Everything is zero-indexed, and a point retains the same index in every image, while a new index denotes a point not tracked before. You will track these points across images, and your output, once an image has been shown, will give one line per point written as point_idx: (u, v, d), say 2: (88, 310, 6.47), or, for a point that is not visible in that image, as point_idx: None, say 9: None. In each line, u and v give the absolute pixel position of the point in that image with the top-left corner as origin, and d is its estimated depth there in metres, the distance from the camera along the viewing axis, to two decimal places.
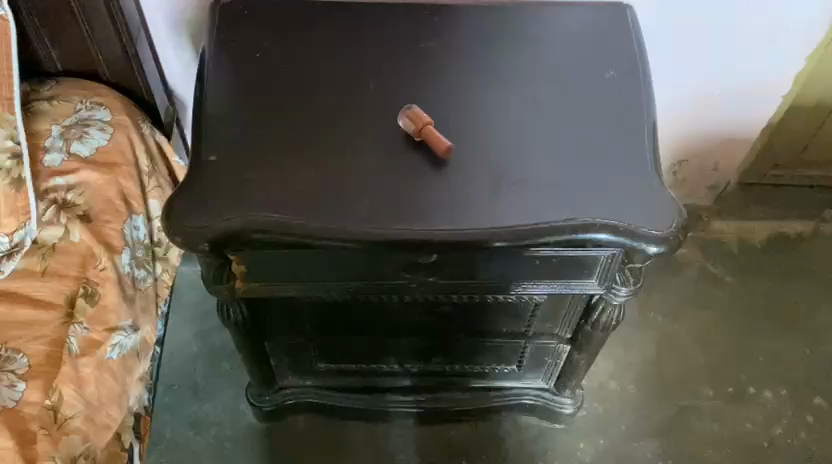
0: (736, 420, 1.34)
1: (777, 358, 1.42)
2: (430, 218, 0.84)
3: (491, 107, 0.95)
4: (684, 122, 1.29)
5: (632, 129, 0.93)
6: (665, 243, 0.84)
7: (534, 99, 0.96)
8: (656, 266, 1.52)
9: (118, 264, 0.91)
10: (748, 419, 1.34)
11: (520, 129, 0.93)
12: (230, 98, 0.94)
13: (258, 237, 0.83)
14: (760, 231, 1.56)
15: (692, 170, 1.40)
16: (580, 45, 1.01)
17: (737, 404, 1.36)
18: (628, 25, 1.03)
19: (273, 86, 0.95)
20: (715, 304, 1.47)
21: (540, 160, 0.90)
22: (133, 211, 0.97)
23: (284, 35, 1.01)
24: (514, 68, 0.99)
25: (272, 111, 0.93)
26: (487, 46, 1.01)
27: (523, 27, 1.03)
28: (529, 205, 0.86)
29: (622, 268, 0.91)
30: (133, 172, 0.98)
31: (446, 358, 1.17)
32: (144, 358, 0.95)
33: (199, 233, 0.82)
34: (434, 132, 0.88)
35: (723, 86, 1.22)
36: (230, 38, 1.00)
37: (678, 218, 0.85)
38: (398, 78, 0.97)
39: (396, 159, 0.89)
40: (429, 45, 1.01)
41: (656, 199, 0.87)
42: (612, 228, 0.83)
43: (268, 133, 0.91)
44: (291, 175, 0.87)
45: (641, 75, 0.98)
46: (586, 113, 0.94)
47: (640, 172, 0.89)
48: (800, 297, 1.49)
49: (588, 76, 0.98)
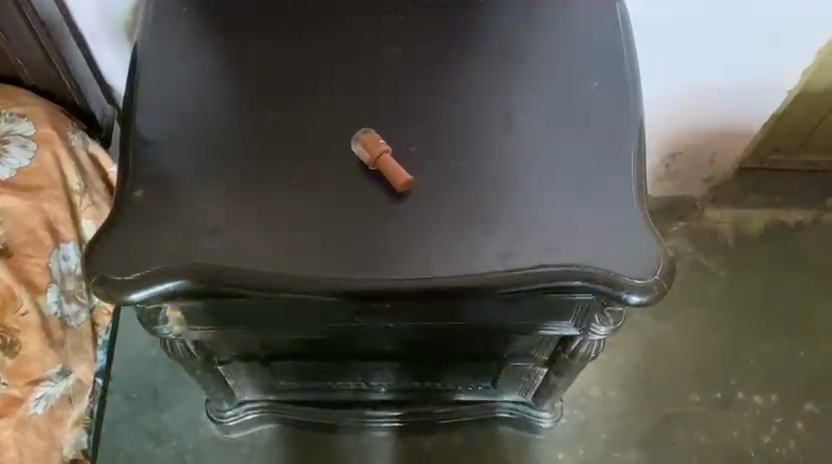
0: (724, 428, 1.28)
1: (770, 360, 1.35)
2: (385, 265, 0.75)
3: (459, 124, 0.83)
4: (679, 119, 1.18)
5: (616, 152, 0.82)
6: (648, 292, 0.75)
7: (508, 114, 0.84)
8: None
9: (42, 306, 0.83)
10: (735, 428, 1.28)
11: (489, 151, 0.81)
12: (161, 119, 0.83)
13: (190, 287, 0.74)
14: (757, 219, 1.47)
15: (687, 163, 1.29)
16: (563, 44, 0.88)
17: (725, 412, 1.30)
18: (618, 20, 0.90)
19: (210, 100, 0.83)
20: (707, 302, 1.39)
21: (513, 191, 0.79)
22: (62, 238, 0.88)
23: (224, 32, 0.88)
24: (485, 74, 0.86)
25: (209, 133, 0.82)
26: (456, 45, 0.88)
27: (499, 19, 0.89)
28: (496, 249, 0.76)
29: (603, 311, 0.82)
30: (60, 194, 0.88)
31: (416, 376, 1.10)
32: (79, 403, 0.88)
33: (125, 285, 0.73)
34: (391, 163, 0.78)
35: (724, 81, 1.10)
36: (163, 39, 0.87)
37: (662, 261, 0.76)
38: (354, 89, 0.85)
39: (348, 192, 0.79)
40: (391, 48, 0.88)
41: (639, 240, 0.77)
42: (588, 276, 0.75)
43: (204, 160, 0.80)
44: (229, 212, 0.77)
45: (631, 85, 0.86)
46: (566, 133, 0.83)
47: (623, 208, 0.79)
48: (797, 293, 1.41)
49: (570, 84, 0.86)
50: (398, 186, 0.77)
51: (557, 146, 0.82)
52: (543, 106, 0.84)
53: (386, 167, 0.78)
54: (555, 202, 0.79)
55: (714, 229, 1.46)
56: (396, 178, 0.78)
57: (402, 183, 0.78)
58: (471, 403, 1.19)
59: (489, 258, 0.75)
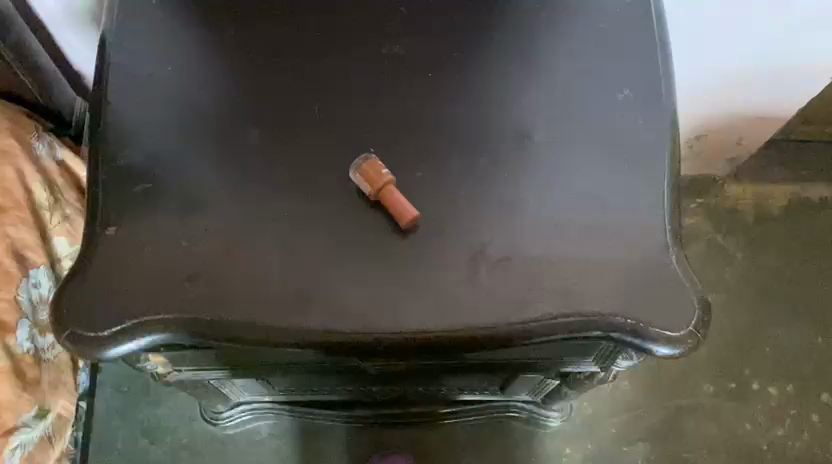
0: (736, 421, 1.24)
1: (786, 348, 1.29)
2: (388, 315, 0.65)
3: (471, 141, 0.73)
4: (707, 103, 1.08)
5: (649, 176, 0.73)
6: (681, 345, 0.66)
7: (525, 130, 0.74)
8: None
9: (11, 345, 0.76)
10: (749, 419, 1.24)
11: (506, 174, 0.72)
12: (136, 139, 0.73)
13: (174, 341, 0.66)
14: (779, 196, 1.39)
15: (711, 145, 1.20)
16: (589, 47, 0.78)
17: (738, 403, 1.25)
18: (653, 17, 0.79)
19: (190, 117, 0.74)
20: (722, 286, 1.33)
21: (531, 223, 0.70)
22: (31, 264, 0.79)
23: (205, 35, 0.77)
24: (502, 82, 0.76)
25: (189, 156, 0.72)
26: (469, 48, 0.77)
27: (517, 18, 0.79)
28: (514, 295, 0.67)
29: (628, 351, 0.74)
30: (26, 215, 0.80)
31: (420, 385, 1.04)
32: (62, 439, 0.82)
33: (98, 340, 0.65)
34: (396, 195, 0.69)
35: (759, 68, 1.00)
36: (136, 44, 0.77)
37: (699, 311, 0.67)
38: (351, 102, 0.75)
39: (345, 230, 0.69)
40: (393, 51, 0.77)
41: (672, 280, 0.68)
42: (614, 326, 0.66)
43: (183, 189, 0.71)
44: (209, 254, 0.67)
45: (665, 98, 0.76)
46: (591, 153, 0.73)
47: (655, 244, 0.69)
48: (818, 276, 1.34)
49: (596, 95, 0.76)
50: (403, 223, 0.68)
51: (581, 169, 0.72)
52: (566, 120, 0.74)
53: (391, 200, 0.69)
54: (579, 237, 0.69)
55: (733, 207, 1.38)
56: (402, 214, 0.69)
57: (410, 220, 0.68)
58: (476, 403, 1.13)
59: (506, 306, 0.66)
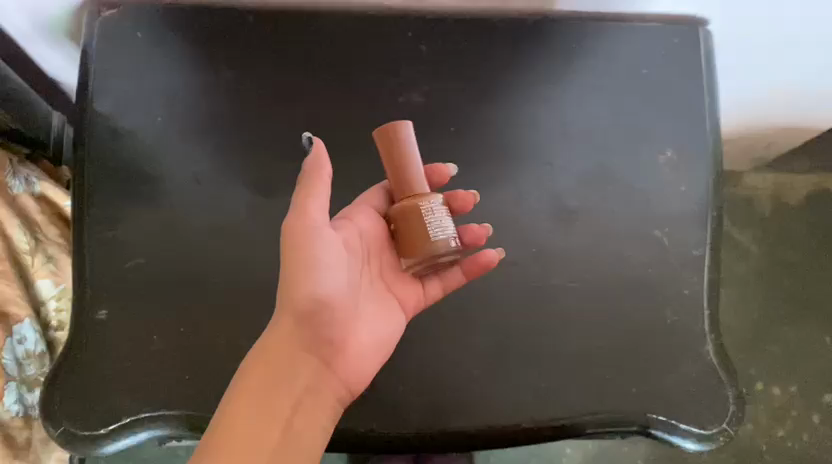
0: (775, 422, 1.20)
1: (803, 341, 1.25)
2: (407, 411, 0.62)
3: (499, 210, 0.68)
4: (751, 117, 0.98)
5: (688, 254, 0.68)
6: (711, 443, 0.64)
7: (558, 199, 0.68)
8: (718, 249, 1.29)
9: None
10: (775, 426, 1.20)
11: (536, 251, 0.67)
12: (125, 201, 0.66)
13: (171, 435, 0.61)
14: (789, 194, 1.31)
15: (741, 144, 1.08)
16: (629, 97, 0.71)
17: (761, 405, 1.21)
18: (703, 69, 0.72)
19: (185, 176, 0.67)
20: (807, 333, 1.25)
21: (562, 309, 0.65)
22: (15, 319, 0.73)
23: (199, 79, 0.68)
24: (534, 142, 0.69)
25: (188, 221, 0.65)
26: (500, 100, 0.70)
27: (549, 57, 0.71)
28: (544, 393, 0.63)
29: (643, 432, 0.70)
30: (5, 267, 0.73)
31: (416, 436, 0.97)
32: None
33: (92, 440, 0.60)
34: (472, 233, 0.62)
35: (803, 92, 0.91)
36: (122, 89, 0.68)
37: (732, 406, 0.65)
38: (366, 163, 0.68)
39: (424, 238, 0.57)
40: (411, 98, 0.69)
41: (708, 376, 0.65)
42: (644, 421, 0.63)
43: (180, 265, 0.64)
44: (213, 345, 0.62)
45: (707, 160, 0.70)
46: (627, 228, 0.68)
47: (691, 334, 0.66)
48: (790, 318, 1.26)
49: (634, 157, 0.69)
50: (496, 263, 0.62)
51: (617, 246, 0.67)
52: (601, 188, 0.68)
53: (454, 199, 0.62)
54: (613, 328, 0.65)
55: (763, 218, 1.31)
56: (473, 233, 0.62)
57: (495, 258, 0.62)
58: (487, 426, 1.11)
59: (533, 403, 0.63)
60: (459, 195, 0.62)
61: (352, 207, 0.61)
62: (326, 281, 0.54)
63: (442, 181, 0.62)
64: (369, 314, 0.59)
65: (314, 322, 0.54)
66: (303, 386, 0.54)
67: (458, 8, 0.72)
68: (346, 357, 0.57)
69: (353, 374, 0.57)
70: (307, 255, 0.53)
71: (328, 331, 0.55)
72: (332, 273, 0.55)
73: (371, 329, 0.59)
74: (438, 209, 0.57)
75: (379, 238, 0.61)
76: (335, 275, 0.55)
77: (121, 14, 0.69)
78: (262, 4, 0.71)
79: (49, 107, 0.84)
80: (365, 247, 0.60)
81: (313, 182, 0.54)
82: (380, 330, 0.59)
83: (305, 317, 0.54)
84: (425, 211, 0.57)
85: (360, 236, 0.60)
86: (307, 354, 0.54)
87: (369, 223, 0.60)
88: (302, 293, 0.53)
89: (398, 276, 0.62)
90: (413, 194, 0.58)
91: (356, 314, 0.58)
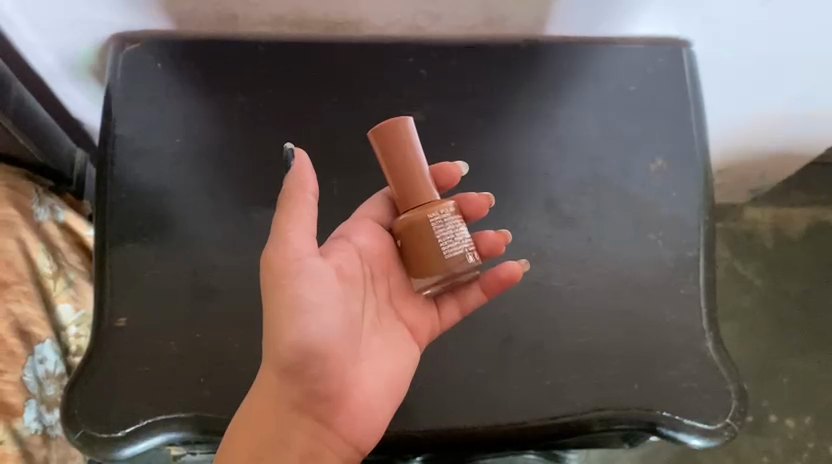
0: (792, 455, 1.17)
1: (816, 371, 1.23)
2: (415, 410, 0.63)
3: (500, 216, 0.70)
4: (742, 141, 1.01)
5: (681, 255, 0.71)
6: (716, 438, 0.65)
7: (555, 205, 0.71)
8: (723, 281, 1.29)
9: (18, 430, 0.73)
10: (791, 458, 1.17)
11: (536, 254, 0.69)
12: (143, 215, 0.70)
13: (186, 438, 0.63)
14: (788, 229, 1.33)
15: (733, 173, 1.12)
16: (621, 112, 0.75)
17: (778, 438, 1.18)
18: (688, 84, 0.77)
19: (201, 191, 0.70)
20: (819, 362, 1.23)
21: (563, 309, 0.68)
22: (36, 339, 0.76)
23: (216, 104, 0.73)
24: (530, 153, 0.73)
25: (204, 234, 0.69)
26: (496, 117, 0.74)
27: (541, 77, 0.76)
28: (549, 391, 0.65)
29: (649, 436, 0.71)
30: (29, 288, 0.76)
31: None
32: None
33: (110, 443, 0.62)
34: (489, 241, 0.62)
35: (789, 114, 0.93)
36: (143, 113, 0.73)
37: (734, 400, 0.66)
38: (371, 177, 0.71)
39: (438, 254, 0.55)
40: (413, 117, 0.74)
41: (709, 372, 0.66)
42: (648, 417, 0.64)
43: (197, 274, 0.67)
44: (228, 348, 0.65)
45: (695, 166, 0.74)
46: (624, 232, 0.71)
47: (690, 332, 0.68)
48: (801, 348, 1.24)
49: (627, 167, 0.73)
50: (519, 275, 0.61)
51: (614, 249, 0.70)
52: (595, 194, 0.72)
53: (467, 203, 0.62)
54: (613, 325, 0.67)
55: (765, 250, 1.31)
56: (488, 241, 0.62)
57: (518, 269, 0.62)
58: None
59: (537, 400, 0.64)
60: (466, 198, 0.62)
61: (349, 224, 0.60)
62: (314, 327, 0.52)
63: (450, 183, 0.62)
64: (369, 356, 0.57)
65: (307, 377, 0.52)
66: (298, 452, 0.53)
67: (454, 38, 0.77)
68: (346, 412, 0.55)
69: (357, 429, 0.55)
70: (288, 301, 0.51)
71: (323, 385, 0.53)
72: (322, 319, 0.52)
73: (373, 370, 0.57)
74: (450, 220, 0.56)
75: (384, 252, 0.59)
76: (322, 322, 0.52)
77: (144, 49, 0.75)
78: (274, 38, 0.77)
79: (73, 143, 0.89)
80: (367, 267, 0.58)
81: (293, 205, 0.52)
82: (382, 372, 0.57)
83: (294, 374, 0.52)
84: (437, 224, 0.55)
85: (360, 256, 0.58)
86: (298, 416, 0.53)
87: (368, 239, 0.59)
88: (286, 347, 0.51)
89: (405, 296, 0.61)
90: (423, 204, 0.56)
91: (356, 360, 0.56)
